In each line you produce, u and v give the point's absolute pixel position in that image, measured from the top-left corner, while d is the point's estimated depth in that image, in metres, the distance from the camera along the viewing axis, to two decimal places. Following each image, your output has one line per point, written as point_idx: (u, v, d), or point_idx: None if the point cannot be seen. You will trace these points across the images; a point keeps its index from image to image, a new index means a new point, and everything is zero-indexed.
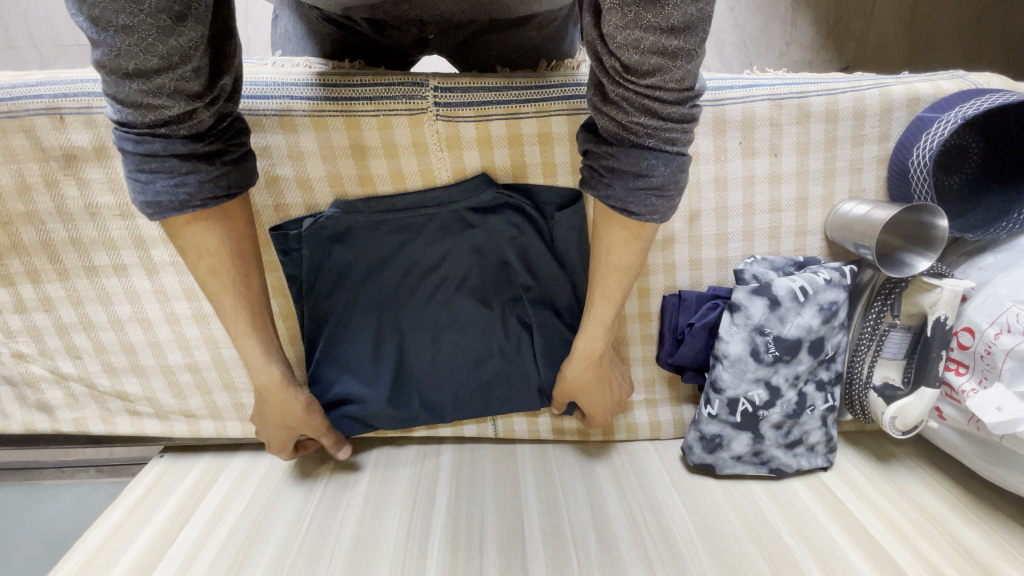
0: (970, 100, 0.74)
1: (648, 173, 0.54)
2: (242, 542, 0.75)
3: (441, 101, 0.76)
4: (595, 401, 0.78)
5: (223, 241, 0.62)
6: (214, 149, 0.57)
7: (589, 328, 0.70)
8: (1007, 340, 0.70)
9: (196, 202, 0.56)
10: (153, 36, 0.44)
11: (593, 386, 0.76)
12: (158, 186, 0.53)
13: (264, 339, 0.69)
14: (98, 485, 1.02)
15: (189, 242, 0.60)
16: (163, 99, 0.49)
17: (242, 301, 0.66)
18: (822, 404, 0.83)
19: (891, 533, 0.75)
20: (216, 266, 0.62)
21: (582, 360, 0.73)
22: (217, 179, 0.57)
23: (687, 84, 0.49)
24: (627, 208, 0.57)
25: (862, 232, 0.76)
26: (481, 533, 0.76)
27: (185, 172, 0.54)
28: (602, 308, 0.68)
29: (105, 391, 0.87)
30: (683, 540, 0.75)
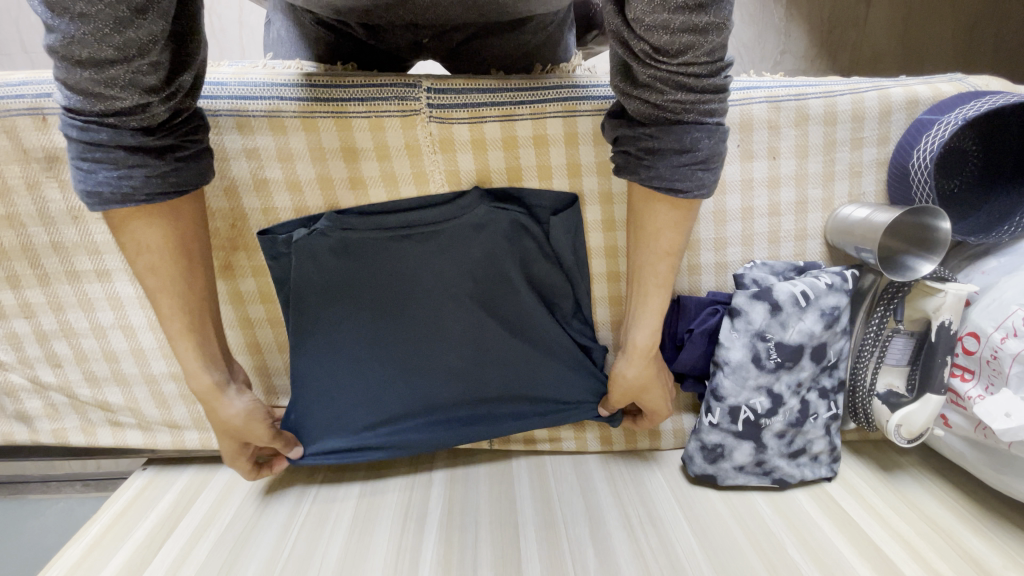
0: (970, 101, 0.73)
1: (686, 146, 0.54)
2: (225, 558, 0.72)
3: (434, 103, 0.75)
4: (658, 398, 0.75)
5: (162, 238, 0.59)
6: (167, 143, 0.55)
7: (639, 323, 0.68)
8: (1013, 344, 0.69)
9: (138, 197, 0.54)
10: (110, 26, 0.44)
11: (655, 379, 0.73)
12: (100, 177, 0.52)
13: (202, 344, 0.65)
14: (83, 500, 0.99)
15: (129, 236, 0.57)
16: (117, 91, 0.48)
17: (181, 304, 0.62)
18: (826, 412, 0.81)
19: (899, 545, 0.72)
20: (155, 264, 0.60)
21: (648, 353, 0.69)
22: (166, 175, 0.55)
23: (718, 57, 0.51)
24: (673, 186, 0.56)
25: (863, 235, 0.75)
26: (474, 549, 0.73)
27: (131, 164, 0.53)
28: (656, 295, 0.66)
29: (86, 401, 0.84)
30: (684, 555, 0.73)
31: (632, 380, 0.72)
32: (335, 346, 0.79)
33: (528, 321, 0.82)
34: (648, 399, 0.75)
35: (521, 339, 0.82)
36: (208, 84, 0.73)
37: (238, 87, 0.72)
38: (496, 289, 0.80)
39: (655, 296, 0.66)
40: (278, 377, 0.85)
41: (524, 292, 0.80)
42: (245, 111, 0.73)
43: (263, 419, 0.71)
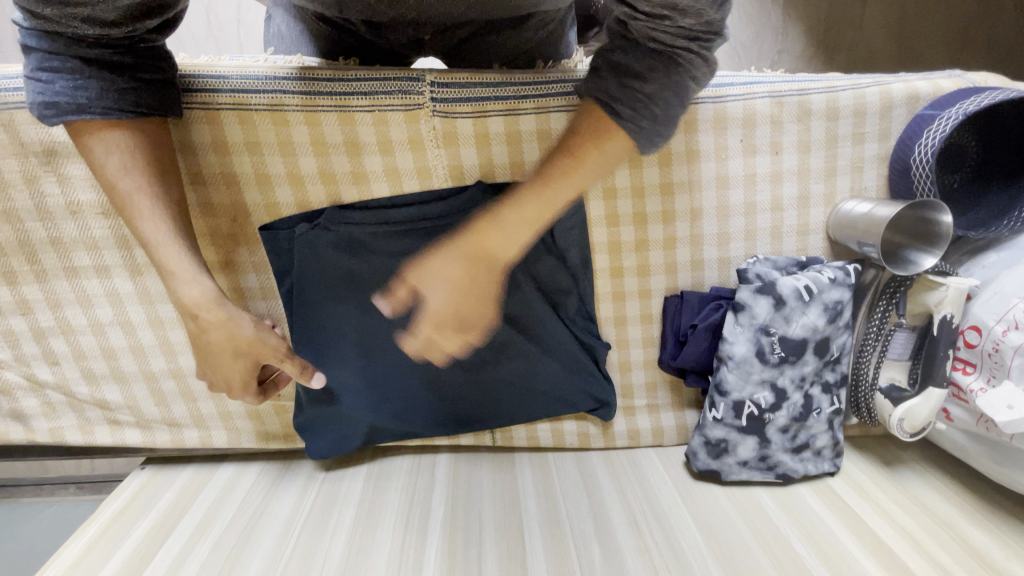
0: (970, 97, 0.74)
1: (645, 78, 0.52)
2: (228, 556, 0.72)
3: (438, 97, 0.74)
4: (438, 297, 0.52)
5: (136, 142, 0.58)
6: (128, 65, 0.56)
7: (493, 206, 0.54)
8: (1015, 337, 0.69)
9: (92, 109, 0.54)
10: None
11: (451, 270, 0.53)
12: (56, 88, 0.53)
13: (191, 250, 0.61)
14: (78, 502, 0.97)
15: (95, 138, 0.56)
16: (76, 21, 0.50)
17: (162, 208, 0.59)
18: (829, 407, 0.81)
19: (903, 539, 0.72)
20: (128, 164, 0.57)
21: (473, 246, 0.53)
22: (123, 92, 0.56)
23: (704, 29, 0.50)
24: (614, 108, 0.53)
25: (865, 229, 0.75)
26: (479, 546, 0.73)
27: (88, 76, 0.53)
28: (537, 194, 0.53)
29: (84, 399, 0.83)
30: (689, 549, 0.73)
31: (430, 261, 0.54)
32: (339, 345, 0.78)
33: (532, 319, 0.82)
34: (423, 294, 0.53)
35: (526, 335, 0.82)
36: (207, 78, 0.71)
37: (237, 80, 0.71)
38: (500, 284, 0.80)
39: (529, 194, 0.53)
40: None
41: (529, 289, 0.81)
42: (247, 105, 0.72)
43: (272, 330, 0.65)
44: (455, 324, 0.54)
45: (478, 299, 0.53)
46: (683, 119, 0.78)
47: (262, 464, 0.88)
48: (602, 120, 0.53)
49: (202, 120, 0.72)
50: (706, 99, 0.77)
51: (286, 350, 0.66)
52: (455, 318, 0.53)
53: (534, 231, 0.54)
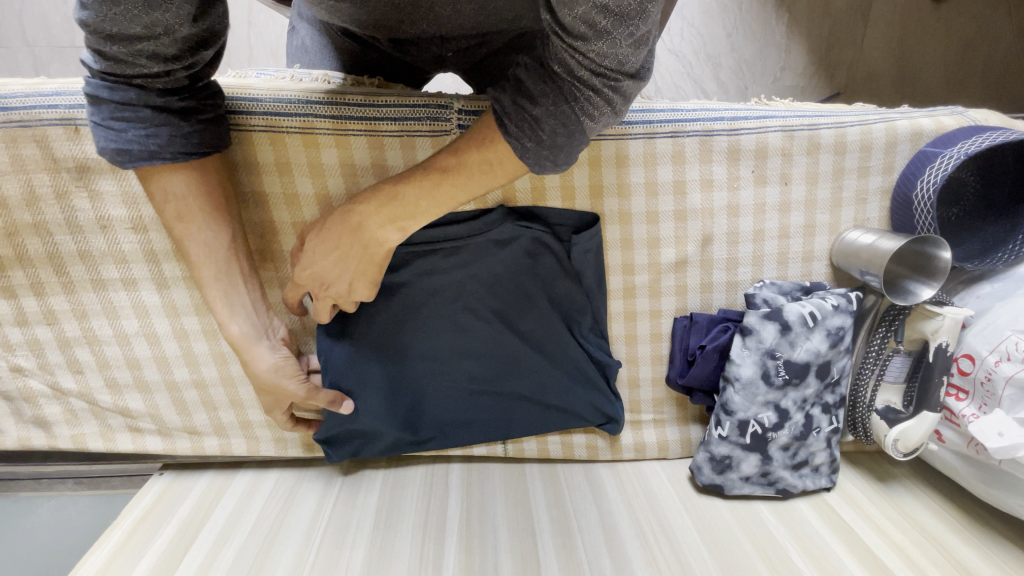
0: (972, 137, 0.78)
1: (536, 99, 0.49)
2: (252, 563, 0.74)
3: (465, 124, 0.75)
4: (307, 254, 0.63)
5: (191, 192, 0.63)
6: (188, 106, 0.59)
7: (380, 184, 0.61)
8: (1007, 368, 0.74)
9: (163, 156, 0.57)
10: (139, 9, 0.47)
11: (326, 231, 0.62)
12: (129, 137, 0.55)
13: (228, 290, 0.67)
14: (76, 498, 0.94)
15: (157, 185, 0.61)
16: (143, 60, 0.52)
17: (206, 252, 0.65)
18: (828, 426, 0.85)
19: (896, 554, 0.76)
20: (181, 212, 0.63)
21: (348, 220, 0.60)
22: (188, 135, 0.59)
23: (615, 67, 0.45)
24: (503, 120, 0.51)
25: (869, 260, 0.79)
26: (495, 555, 0.76)
27: (158, 124, 0.56)
28: (412, 182, 0.58)
29: (107, 407, 0.85)
30: (695, 560, 0.76)
31: (323, 222, 0.63)
32: (360, 358, 0.80)
33: (548, 337, 0.85)
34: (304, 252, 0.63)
35: (540, 352, 0.86)
36: (241, 99, 0.72)
37: (271, 103, 0.72)
38: (516, 302, 0.83)
39: (406, 181, 0.59)
40: None
41: (544, 309, 0.84)
42: (279, 127, 0.73)
43: (293, 376, 0.71)
44: (321, 281, 0.64)
45: (341, 267, 0.62)
46: (697, 150, 0.81)
47: (279, 471, 0.90)
48: (493, 130, 0.53)
49: (235, 141, 0.73)
50: (720, 132, 0.80)
51: (306, 395, 0.72)
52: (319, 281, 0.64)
53: (400, 216, 0.58)
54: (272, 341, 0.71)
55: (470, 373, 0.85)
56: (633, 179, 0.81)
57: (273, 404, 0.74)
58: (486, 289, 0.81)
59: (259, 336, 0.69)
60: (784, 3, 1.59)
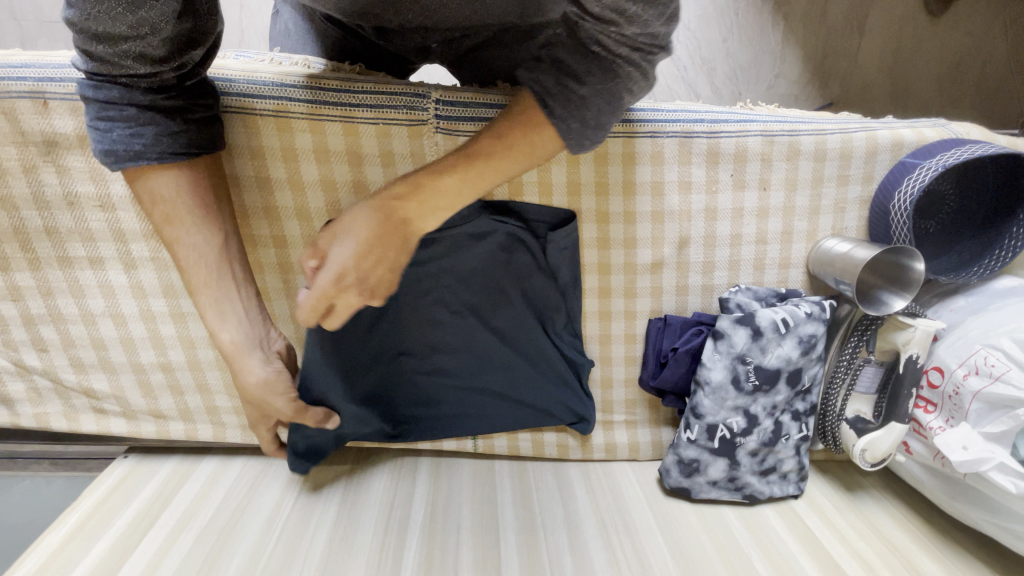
0: (951, 149, 0.77)
1: (581, 79, 0.49)
2: (209, 549, 0.73)
3: (441, 113, 0.74)
4: (344, 252, 0.51)
5: (184, 195, 0.61)
6: (176, 106, 0.59)
7: (415, 175, 0.53)
8: (974, 382, 0.74)
9: (148, 157, 0.57)
10: (123, 7, 0.48)
11: (363, 227, 0.51)
12: (114, 136, 0.55)
13: (218, 297, 0.64)
14: (50, 478, 0.94)
15: (145, 188, 0.59)
16: (129, 61, 0.52)
17: (195, 257, 0.62)
18: (797, 433, 0.85)
19: (858, 564, 0.76)
20: (170, 215, 0.60)
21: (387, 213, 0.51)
22: (176, 135, 0.58)
23: (650, 41, 0.48)
24: (545, 102, 0.50)
25: (843, 268, 0.79)
26: (456, 551, 0.75)
27: (143, 123, 0.56)
28: (455, 171, 0.52)
29: (71, 387, 0.83)
30: (657, 565, 0.76)
31: (350, 220, 0.52)
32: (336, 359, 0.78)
33: (521, 335, 0.85)
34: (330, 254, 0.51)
35: (511, 348, 0.85)
36: (216, 80, 0.71)
37: (246, 87, 0.71)
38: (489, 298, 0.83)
39: (445, 170, 0.53)
40: None
41: (516, 306, 0.84)
42: (252, 109, 0.72)
43: (283, 393, 0.68)
44: (358, 289, 0.53)
45: (383, 270, 0.53)
46: (676, 151, 0.80)
47: (245, 458, 0.90)
48: (535, 110, 0.51)
49: None
50: (700, 134, 0.80)
51: (295, 412, 0.71)
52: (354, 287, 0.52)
53: (442, 208, 0.54)
54: (264, 350, 0.68)
55: (439, 365, 0.85)
56: (611, 177, 0.81)
57: (254, 414, 0.71)
58: (461, 284, 0.81)
59: (248, 344, 0.66)
60: (781, 9, 1.59)
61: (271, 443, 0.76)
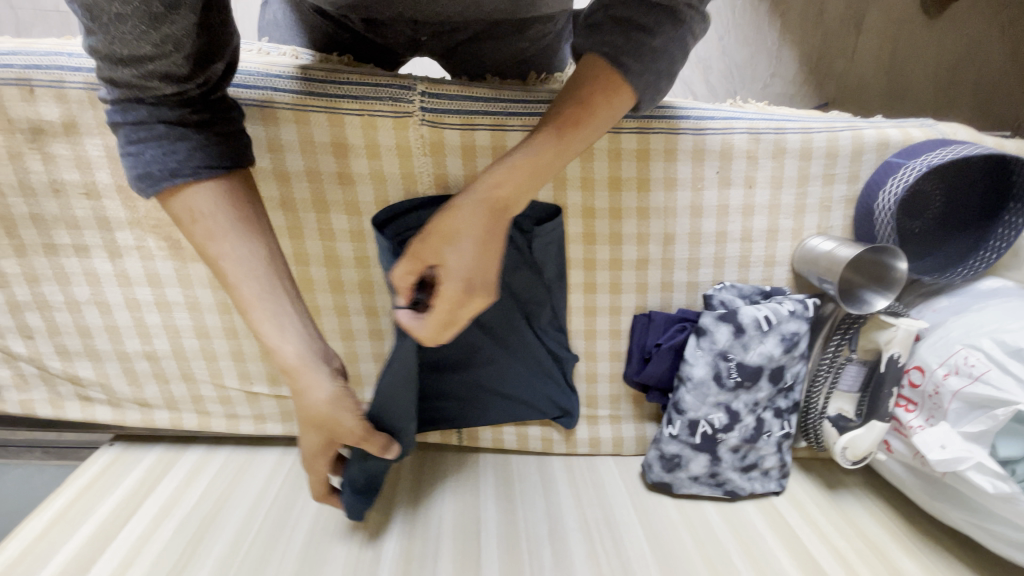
0: (936, 149, 0.78)
1: (652, 32, 0.55)
2: (190, 537, 0.74)
3: (428, 106, 0.74)
4: (470, 252, 0.51)
5: (222, 205, 0.55)
6: (205, 121, 0.56)
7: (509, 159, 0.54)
8: (954, 382, 0.74)
9: (184, 171, 0.53)
10: (145, 24, 0.47)
11: (479, 224, 0.51)
12: (147, 156, 0.52)
13: (274, 313, 0.56)
14: (43, 467, 0.96)
15: (183, 205, 0.55)
16: (155, 81, 0.51)
17: (245, 273, 0.55)
18: (779, 431, 0.85)
19: (835, 561, 0.77)
20: (211, 229, 0.55)
21: (489, 198, 0.52)
22: (209, 148, 0.54)
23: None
24: (618, 59, 0.55)
25: (827, 267, 0.79)
26: (436, 543, 0.75)
27: (174, 140, 0.53)
28: (551, 145, 0.54)
29: (57, 374, 0.84)
30: (636, 559, 0.76)
31: (450, 216, 0.52)
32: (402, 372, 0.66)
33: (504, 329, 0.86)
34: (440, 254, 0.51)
35: (496, 342, 0.85)
36: None
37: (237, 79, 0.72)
38: None
39: (542, 146, 0.54)
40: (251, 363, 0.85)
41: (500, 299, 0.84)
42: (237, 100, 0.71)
43: (353, 409, 0.58)
44: (470, 285, 0.51)
45: (492, 257, 0.52)
46: (663, 147, 0.80)
47: (230, 448, 0.90)
48: (609, 71, 0.55)
49: None
50: (686, 131, 0.79)
51: (364, 432, 0.60)
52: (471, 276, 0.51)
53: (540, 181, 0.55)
54: (333, 366, 0.58)
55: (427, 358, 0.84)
56: (597, 173, 0.81)
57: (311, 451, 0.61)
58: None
59: (314, 358, 0.57)
60: (778, 9, 1.59)
61: (320, 477, 0.65)
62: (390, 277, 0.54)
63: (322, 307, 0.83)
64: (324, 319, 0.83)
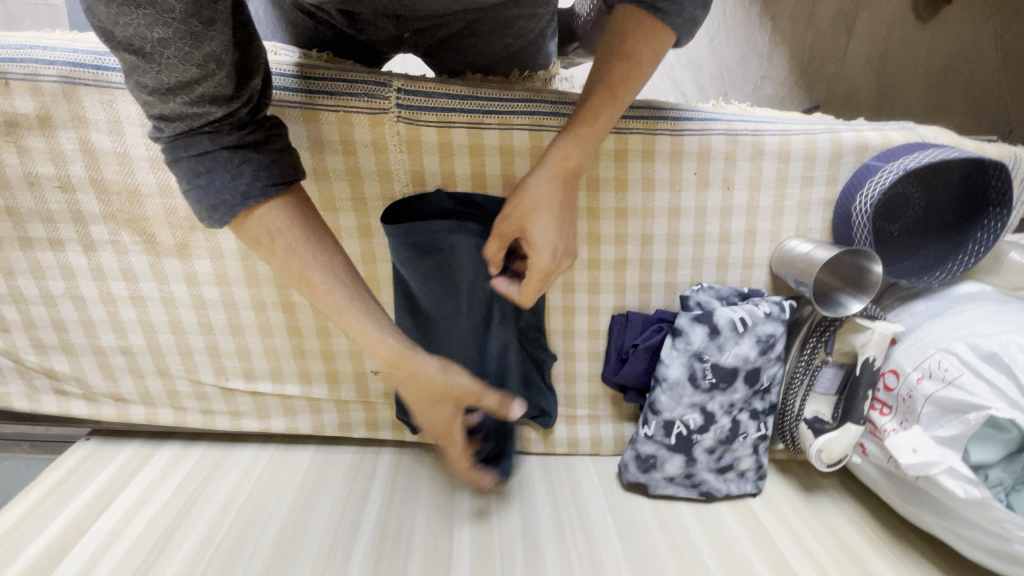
0: (914, 153, 0.78)
1: None
2: (162, 532, 0.74)
3: (403, 103, 0.74)
4: (552, 224, 0.58)
5: (295, 219, 0.54)
6: (260, 138, 0.53)
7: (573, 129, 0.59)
8: (927, 385, 0.74)
9: (252, 194, 0.50)
10: (187, 45, 0.44)
11: (554, 198, 0.58)
12: (217, 185, 0.50)
13: (367, 313, 0.55)
14: (31, 459, 0.98)
15: (261, 225, 0.52)
16: (205, 106, 0.48)
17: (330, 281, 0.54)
18: (755, 432, 0.85)
19: (807, 563, 0.77)
20: (293, 245, 0.53)
21: (562, 170, 0.59)
22: (270, 165, 0.52)
23: None
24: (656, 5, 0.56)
25: (803, 269, 0.79)
26: (409, 541, 0.75)
27: (237, 162, 0.50)
28: (609, 107, 0.59)
29: (32, 367, 0.84)
30: (608, 559, 0.76)
31: (531, 191, 0.58)
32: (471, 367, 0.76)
33: None
34: (527, 227, 0.58)
35: None
36: None
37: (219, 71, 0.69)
38: (449, 297, 0.76)
39: (600, 110, 0.59)
40: (227, 358, 0.86)
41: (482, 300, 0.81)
42: None
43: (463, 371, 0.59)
44: (561, 251, 0.59)
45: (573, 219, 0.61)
46: (641, 147, 0.80)
47: (206, 444, 0.90)
48: (648, 19, 0.56)
49: None
50: (663, 131, 0.79)
51: (481, 387, 0.60)
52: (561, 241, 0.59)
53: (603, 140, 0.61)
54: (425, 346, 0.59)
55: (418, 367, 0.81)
56: None
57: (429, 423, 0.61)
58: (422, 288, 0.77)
59: (411, 343, 0.57)
60: (769, 12, 1.59)
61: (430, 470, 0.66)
62: (486, 254, 0.62)
63: (298, 303, 0.82)
64: (301, 316, 0.83)
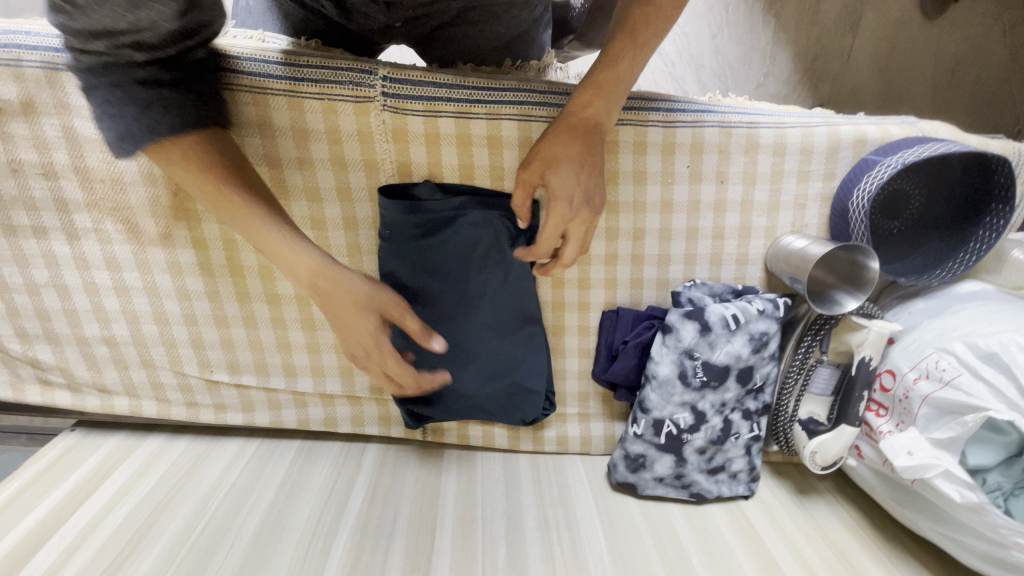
0: (914, 147, 0.75)
1: None
2: (140, 524, 0.73)
3: (389, 91, 0.73)
4: (569, 169, 0.59)
5: (211, 147, 0.56)
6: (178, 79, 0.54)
7: (587, 86, 0.62)
8: (924, 386, 0.72)
9: (162, 129, 0.51)
10: (122, 6, 0.45)
11: (573, 146, 0.61)
12: (125, 117, 0.50)
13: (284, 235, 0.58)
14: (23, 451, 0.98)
15: (172, 151, 0.54)
16: (127, 52, 0.49)
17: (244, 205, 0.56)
18: (748, 433, 0.83)
19: (799, 567, 0.74)
20: (208, 169, 0.55)
21: (579, 125, 0.61)
22: (184, 108, 0.53)
23: None
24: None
25: (798, 265, 0.77)
26: (390, 537, 0.74)
27: (148, 99, 0.51)
28: (626, 59, 0.60)
29: (17, 357, 0.84)
30: (593, 558, 0.74)
31: (550, 145, 0.61)
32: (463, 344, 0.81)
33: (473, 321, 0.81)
34: (549, 179, 0.61)
35: None
36: None
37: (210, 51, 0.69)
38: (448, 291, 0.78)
39: (614, 62, 0.61)
40: (212, 350, 0.85)
41: (472, 295, 0.79)
42: None
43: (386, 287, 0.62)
44: (584, 198, 0.61)
45: (595, 171, 0.62)
46: (633, 139, 0.78)
47: (191, 436, 0.89)
48: None
49: None
50: (656, 122, 0.77)
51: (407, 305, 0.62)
52: (583, 188, 0.60)
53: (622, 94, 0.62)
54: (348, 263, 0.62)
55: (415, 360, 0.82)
56: None
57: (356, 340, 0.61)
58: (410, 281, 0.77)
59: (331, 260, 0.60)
60: (772, 8, 1.57)
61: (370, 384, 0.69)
62: (515, 210, 0.66)
63: (283, 295, 0.81)
64: (285, 308, 0.82)
